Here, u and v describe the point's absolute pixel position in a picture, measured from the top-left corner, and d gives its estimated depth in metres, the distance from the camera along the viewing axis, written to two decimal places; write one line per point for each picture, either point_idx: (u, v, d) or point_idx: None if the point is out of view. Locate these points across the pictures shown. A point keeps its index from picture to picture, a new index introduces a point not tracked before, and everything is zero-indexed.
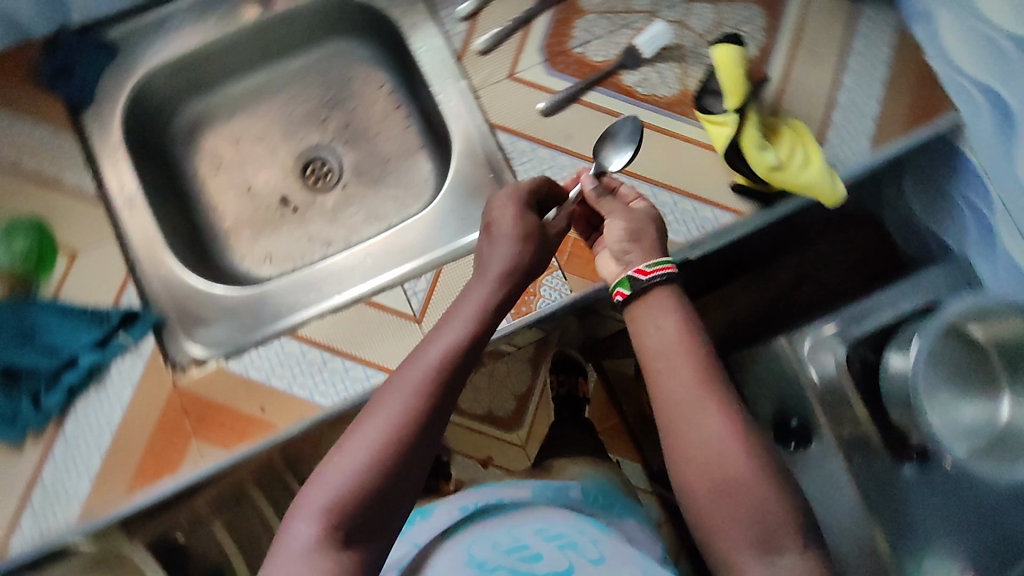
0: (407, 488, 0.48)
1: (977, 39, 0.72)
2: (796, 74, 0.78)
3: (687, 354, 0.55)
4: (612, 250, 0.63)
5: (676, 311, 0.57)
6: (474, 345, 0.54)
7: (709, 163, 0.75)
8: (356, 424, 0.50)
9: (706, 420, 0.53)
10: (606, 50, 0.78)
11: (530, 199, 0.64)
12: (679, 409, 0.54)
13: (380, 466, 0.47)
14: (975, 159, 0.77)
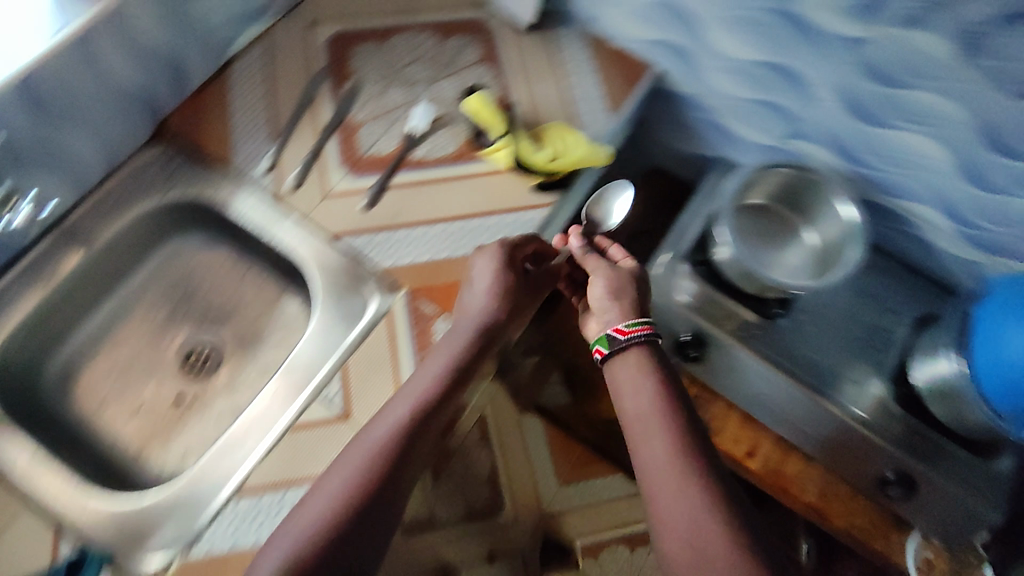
0: (375, 519, 0.61)
1: (640, 15, 0.94)
2: (538, 94, 0.96)
3: (660, 417, 0.66)
4: (595, 307, 0.76)
5: (646, 372, 0.69)
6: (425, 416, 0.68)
7: (510, 182, 0.88)
8: (342, 465, 0.65)
9: (681, 494, 0.60)
10: (390, 141, 0.90)
11: (508, 256, 0.78)
12: (663, 474, 0.62)
13: (353, 493, 0.61)
14: (688, 89, 0.99)
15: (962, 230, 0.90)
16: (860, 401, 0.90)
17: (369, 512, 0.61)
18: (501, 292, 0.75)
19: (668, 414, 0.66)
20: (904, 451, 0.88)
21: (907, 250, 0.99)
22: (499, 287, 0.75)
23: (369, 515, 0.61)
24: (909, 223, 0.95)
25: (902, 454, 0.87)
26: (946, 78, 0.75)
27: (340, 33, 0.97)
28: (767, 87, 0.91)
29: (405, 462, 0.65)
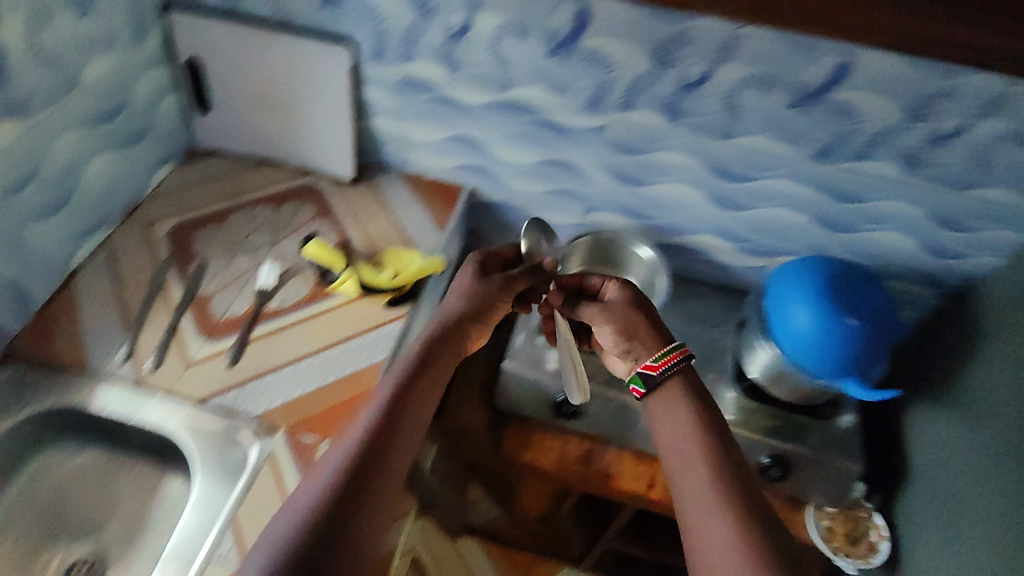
0: (363, 517, 0.62)
1: (439, 149, 1.11)
2: (370, 228, 1.09)
3: (695, 459, 0.71)
4: (617, 350, 0.84)
5: (682, 404, 0.76)
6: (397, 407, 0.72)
7: (362, 305, 0.98)
8: (336, 459, 0.66)
9: (710, 523, 0.65)
10: (244, 301, 0.98)
11: (487, 265, 0.89)
12: (696, 512, 0.67)
13: (340, 488, 0.63)
14: (497, 197, 1.16)
15: (737, 246, 1.12)
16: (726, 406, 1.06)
17: (357, 509, 0.62)
18: (471, 293, 0.84)
19: (701, 446, 0.72)
20: (773, 434, 1.02)
21: (710, 274, 1.19)
22: (468, 287, 0.85)
23: (358, 511, 0.62)
24: (701, 253, 1.16)
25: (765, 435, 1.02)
26: (670, 137, 0.98)
27: (181, 224, 1.07)
28: (555, 178, 1.10)
29: (393, 461, 0.68)
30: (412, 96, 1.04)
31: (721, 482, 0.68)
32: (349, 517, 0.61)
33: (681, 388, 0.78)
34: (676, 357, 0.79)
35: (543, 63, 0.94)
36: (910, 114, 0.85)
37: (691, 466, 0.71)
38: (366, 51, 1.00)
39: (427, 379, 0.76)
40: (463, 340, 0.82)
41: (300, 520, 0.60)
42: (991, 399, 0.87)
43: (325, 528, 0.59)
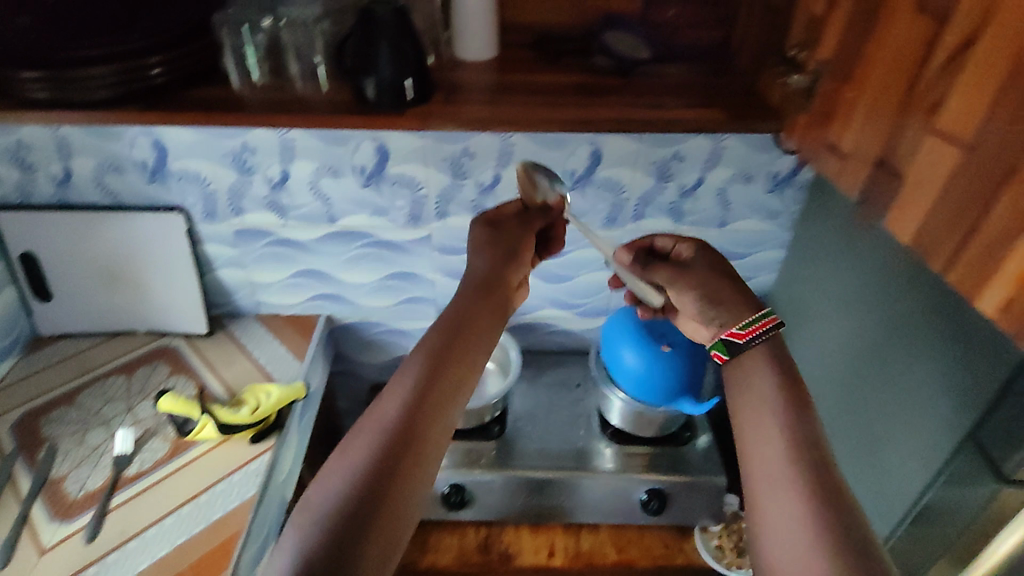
0: (395, 504, 0.49)
1: (286, 288, 1.20)
2: (226, 372, 1.12)
3: (772, 408, 0.58)
4: (697, 317, 0.72)
5: (768, 365, 0.62)
6: (427, 396, 0.56)
7: (227, 448, 1.00)
8: (361, 436, 0.53)
9: (789, 494, 0.51)
10: (100, 473, 0.96)
11: (507, 215, 0.78)
12: (771, 479, 0.53)
13: (346, 503, 0.48)
14: (352, 319, 1.25)
15: (573, 311, 1.27)
16: (607, 459, 1.12)
17: (388, 493, 0.49)
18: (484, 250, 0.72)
19: (780, 409, 0.58)
20: (654, 471, 1.10)
21: (560, 341, 1.32)
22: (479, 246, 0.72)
23: (386, 497, 0.49)
24: (546, 325, 1.29)
25: (648, 471, 1.10)
26: None
27: (26, 413, 1.04)
28: (400, 290, 1.21)
29: (430, 439, 0.54)
30: (251, 244, 1.14)
31: (797, 444, 0.54)
32: (372, 505, 0.48)
33: (767, 355, 0.63)
34: (769, 324, 0.64)
35: (360, 193, 1.07)
36: (658, 177, 1.06)
37: (767, 429, 0.57)
38: (199, 213, 1.10)
39: (458, 355, 0.60)
40: (499, 302, 0.67)
41: (313, 505, 0.48)
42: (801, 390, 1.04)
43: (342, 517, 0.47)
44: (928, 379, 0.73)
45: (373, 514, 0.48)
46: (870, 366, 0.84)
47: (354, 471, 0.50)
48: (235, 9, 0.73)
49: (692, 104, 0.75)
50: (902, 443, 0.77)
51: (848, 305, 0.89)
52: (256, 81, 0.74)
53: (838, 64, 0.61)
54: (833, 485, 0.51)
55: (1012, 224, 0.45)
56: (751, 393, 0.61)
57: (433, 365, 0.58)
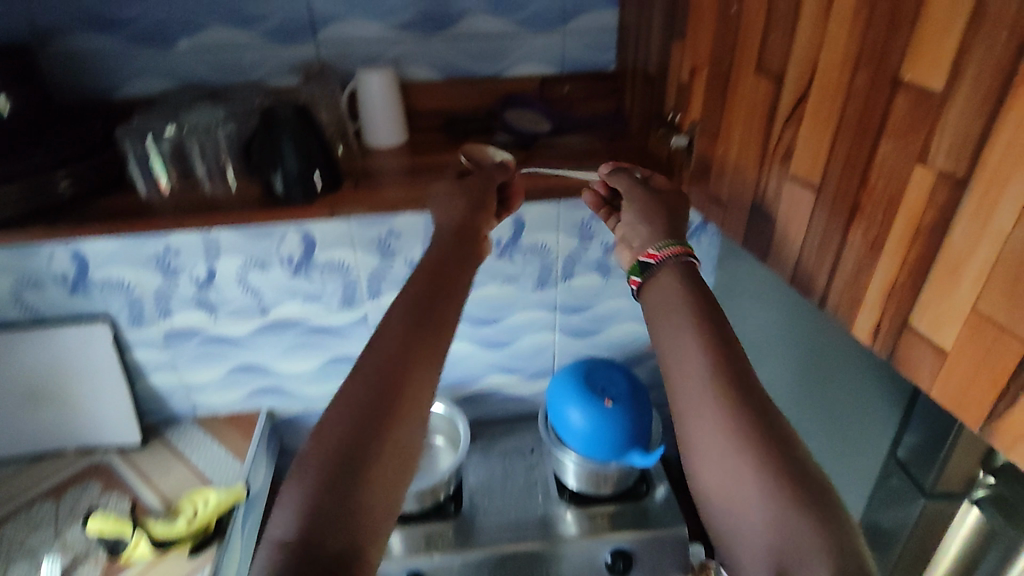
0: (388, 454, 0.48)
1: (223, 385, 1.17)
2: (162, 484, 1.08)
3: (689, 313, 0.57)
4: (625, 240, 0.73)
5: (679, 281, 0.60)
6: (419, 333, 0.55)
7: (163, 565, 0.95)
8: (350, 385, 0.51)
9: (716, 403, 0.50)
10: None
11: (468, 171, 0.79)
12: (696, 387, 0.52)
13: (349, 442, 0.47)
14: (294, 410, 1.22)
15: (518, 374, 1.28)
16: (569, 524, 1.10)
17: (382, 437, 0.48)
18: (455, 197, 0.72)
19: (693, 318, 0.56)
20: (617, 529, 1.08)
21: (509, 406, 1.32)
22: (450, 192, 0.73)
23: (378, 448, 0.48)
24: (493, 391, 1.29)
25: (612, 529, 1.08)
26: None
27: None
28: (341, 375, 1.20)
29: (418, 387, 0.52)
30: (183, 344, 1.12)
31: (718, 359, 0.53)
32: (362, 458, 0.47)
33: (674, 272, 0.61)
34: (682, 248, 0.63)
35: (290, 282, 1.07)
36: (581, 237, 1.11)
37: (689, 358, 0.54)
38: (125, 319, 1.08)
39: (445, 291, 0.60)
40: (470, 253, 0.66)
41: (304, 460, 0.47)
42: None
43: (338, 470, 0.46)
44: (847, 408, 0.75)
45: (367, 466, 0.47)
46: (800, 399, 0.87)
47: (344, 422, 0.49)
48: (141, 120, 0.75)
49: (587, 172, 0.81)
50: (841, 467, 0.79)
51: (768, 344, 0.93)
52: (165, 186, 0.75)
53: (708, 122, 0.67)
54: (768, 419, 0.49)
55: (864, 254, 0.49)
56: (672, 313, 0.58)
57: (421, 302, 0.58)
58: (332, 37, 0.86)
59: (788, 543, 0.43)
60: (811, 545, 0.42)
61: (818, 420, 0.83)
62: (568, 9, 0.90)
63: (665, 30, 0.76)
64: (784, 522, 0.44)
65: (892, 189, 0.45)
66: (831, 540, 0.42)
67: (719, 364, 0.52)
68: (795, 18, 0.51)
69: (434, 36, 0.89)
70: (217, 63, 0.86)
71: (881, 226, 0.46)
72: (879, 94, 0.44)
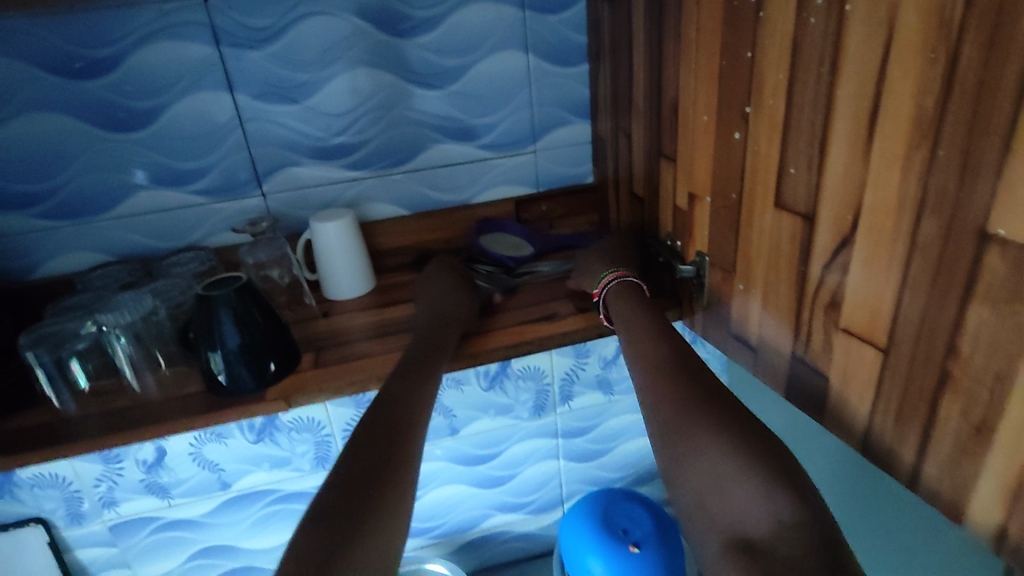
0: (391, 501, 0.50)
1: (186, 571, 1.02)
2: None
3: (633, 304, 0.64)
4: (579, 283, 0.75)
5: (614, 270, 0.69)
6: (408, 393, 0.59)
7: None
8: (351, 442, 0.53)
9: (639, 362, 0.58)
10: None
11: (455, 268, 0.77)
12: (641, 360, 0.58)
13: (346, 479, 0.49)
14: None
15: (523, 510, 1.13)
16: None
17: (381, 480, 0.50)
18: (441, 278, 0.74)
19: (633, 304, 0.64)
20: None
21: (516, 546, 1.17)
22: (438, 275, 0.75)
23: (381, 491, 0.50)
24: (497, 533, 1.14)
25: None
26: None
27: None
28: None
29: (411, 442, 0.55)
30: (133, 536, 0.96)
31: (652, 335, 0.59)
32: (366, 505, 0.48)
33: (622, 292, 0.66)
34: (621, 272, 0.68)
35: (253, 450, 0.93)
36: (576, 356, 1.00)
37: (638, 347, 0.59)
38: (62, 518, 0.92)
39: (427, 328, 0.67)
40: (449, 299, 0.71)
41: (307, 516, 0.48)
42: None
43: (338, 512, 0.47)
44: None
45: (369, 515, 0.48)
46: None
47: (345, 478, 0.50)
48: (52, 320, 0.64)
49: (583, 311, 0.71)
50: None
51: None
52: (84, 389, 0.63)
53: (718, 254, 0.58)
54: (704, 380, 0.54)
55: (965, 437, 0.38)
56: (635, 328, 0.61)
57: (411, 362, 0.62)
58: (280, 184, 0.78)
59: (733, 505, 0.43)
60: (760, 509, 0.42)
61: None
62: (535, 127, 0.83)
63: (649, 147, 0.69)
64: (729, 480, 0.44)
65: (995, 362, 0.35)
66: (784, 497, 0.42)
67: (663, 352, 0.57)
68: (821, 151, 0.43)
69: (393, 170, 0.81)
70: (150, 228, 0.76)
71: (986, 407, 0.36)
72: (959, 249, 0.35)
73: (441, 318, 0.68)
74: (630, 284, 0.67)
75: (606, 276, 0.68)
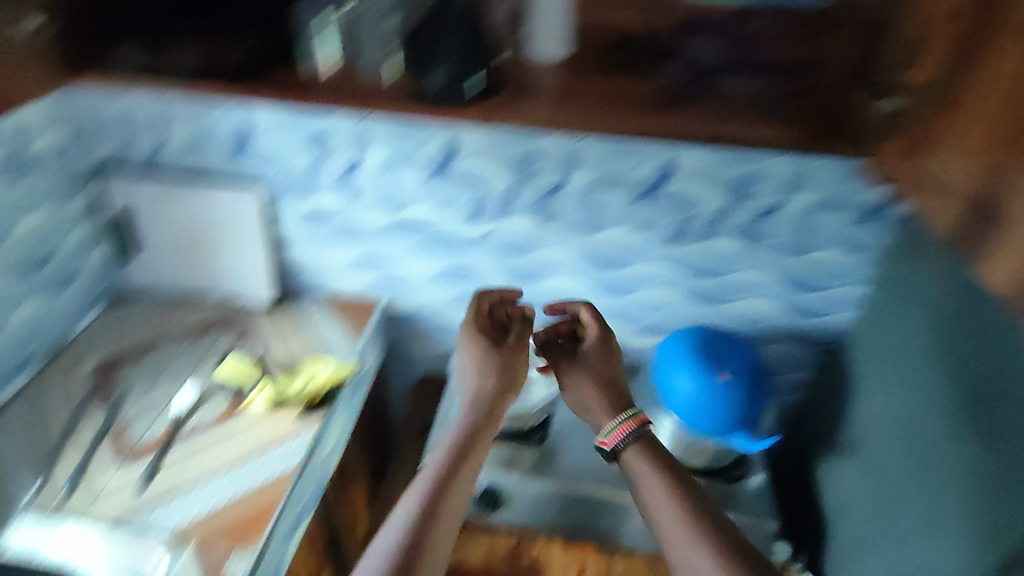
0: (439, 540, 0.79)
1: (351, 271, 1.26)
2: (285, 348, 1.18)
3: (661, 467, 0.87)
4: (757, 96, 0.77)
5: (783, 118, 0.74)
6: (460, 458, 0.87)
7: (271, 418, 1.04)
8: (422, 485, 0.83)
9: (654, 504, 0.84)
10: (157, 427, 1.02)
11: (648, 59, 0.82)
12: (664, 500, 0.83)
13: (417, 521, 0.79)
14: (407, 309, 1.29)
15: (627, 328, 1.23)
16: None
17: (437, 521, 0.80)
18: (627, 70, 0.81)
19: (663, 471, 0.86)
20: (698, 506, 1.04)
21: None
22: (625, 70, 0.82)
23: (434, 528, 0.79)
24: None
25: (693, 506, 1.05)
26: (546, 236, 1.14)
27: (104, 361, 1.13)
28: (457, 284, 1.24)
29: (454, 486, 0.84)
30: (320, 225, 1.20)
31: (670, 488, 0.84)
32: (427, 538, 0.78)
33: (637, 449, 0.89)
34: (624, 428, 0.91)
35: (424, 185, 1.12)
36: (732, 194, 1.05)
37: (659, 491, 0.84)
38: (277, 189, 1.17)
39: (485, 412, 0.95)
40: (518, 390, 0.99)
41: (388, 528, 0.79)
42: (834, 462, 1.04)
43: (411, 540, 0.76)
44: (968, 457, 0.72)
45: (428, 544, 0.77)
46: (908, 450, 0.85)
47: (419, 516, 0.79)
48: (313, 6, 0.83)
49: (758, 116, 0.75)
50: (930, 498, 0.78)
51: (905, 356, 0.89)
52: (319, 63, 0.82)
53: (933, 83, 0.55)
54: (724, 532, 0.79)
55: None
56: (649, 482, 0.86)
57: (465, 432, 0.91)
58: None
59: None
60: None
61: (925, 480, 0.80)
62: None
63: None
64: None
65: None
66: None
67: (689, 504, 0.82)
68: None
69: None
70: None
71: None
72: None
73: (504, 408, 0.97)
74: (643, 431, 0.91)
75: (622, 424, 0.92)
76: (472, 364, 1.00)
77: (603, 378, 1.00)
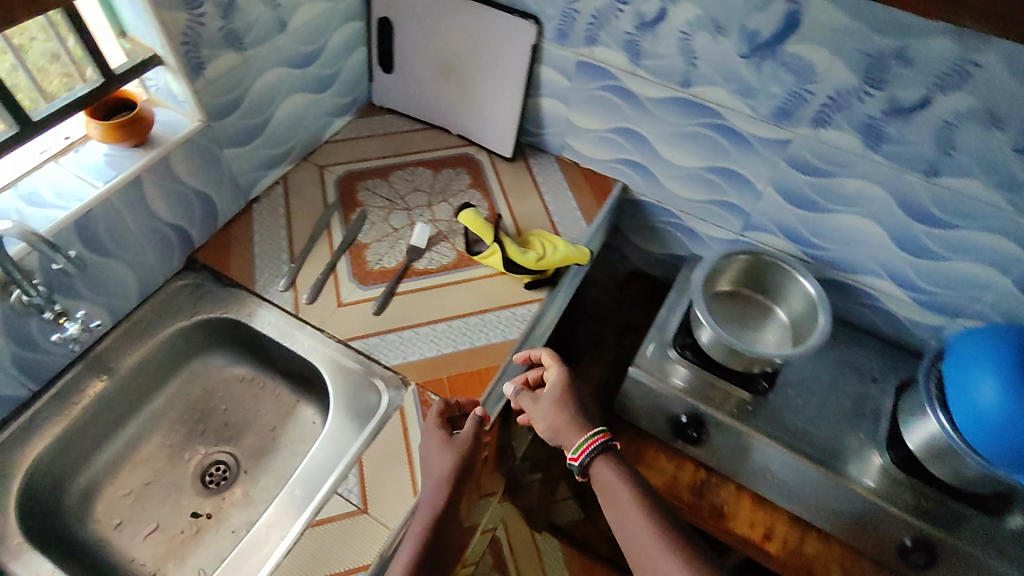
0: None
1: (601, 141, 1.12)
2: (518, 208, 1.10)
3: (623, 487, 0.72)
4: None
5: None
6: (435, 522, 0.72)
7: (498, 280, 1.00)
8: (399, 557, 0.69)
9: (627, 516, 0.70)
10: (393, 256, 1.02)
11: None
12: (630, 513, 0.69)
13: None
14: (648, 198, 1.15)
15: (910, 294, 1.02)
16: (868, 473, 0.96)
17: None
18: None
19: (627, 485, 0.72)
20: (926, 519, 0.91)
21: (864, 316, 1.10)
22: None
23: None
24: (863, 293, 1.06)
25: (921, 520, 0.91)
26: (860, 165, 0.90)
27: (348, 173, 1.13)
28: (718, 189, 1.06)
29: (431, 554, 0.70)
30: (586, 81, 1.04)
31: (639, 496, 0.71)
32: None
33: (608, 463, 0.74)
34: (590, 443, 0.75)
35: (732, 63, 0.88)
36: None
37: (628, 507, 0.70)
38: (552, 30, 1.00)
39: (463, 452, 0.77)
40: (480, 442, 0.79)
41: None
42: None
43: None
44: None
45: None
46: None
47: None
48: None
49: None
50: None
51: None
52: None
53: None
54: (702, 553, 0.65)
55: None
56: (617, 497, 0.71)
57: (446, 482, 0.74)
58: None
59: None
60: None
61: None
62: None
63: None
64: None
65: None
66: None
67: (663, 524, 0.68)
68: None
69: None
70: None
71: None
72: None
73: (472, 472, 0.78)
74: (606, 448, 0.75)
75: (582, 437, 0.76)
76: (436, 449, 0.78)
77: (570, 400, 0.80)
